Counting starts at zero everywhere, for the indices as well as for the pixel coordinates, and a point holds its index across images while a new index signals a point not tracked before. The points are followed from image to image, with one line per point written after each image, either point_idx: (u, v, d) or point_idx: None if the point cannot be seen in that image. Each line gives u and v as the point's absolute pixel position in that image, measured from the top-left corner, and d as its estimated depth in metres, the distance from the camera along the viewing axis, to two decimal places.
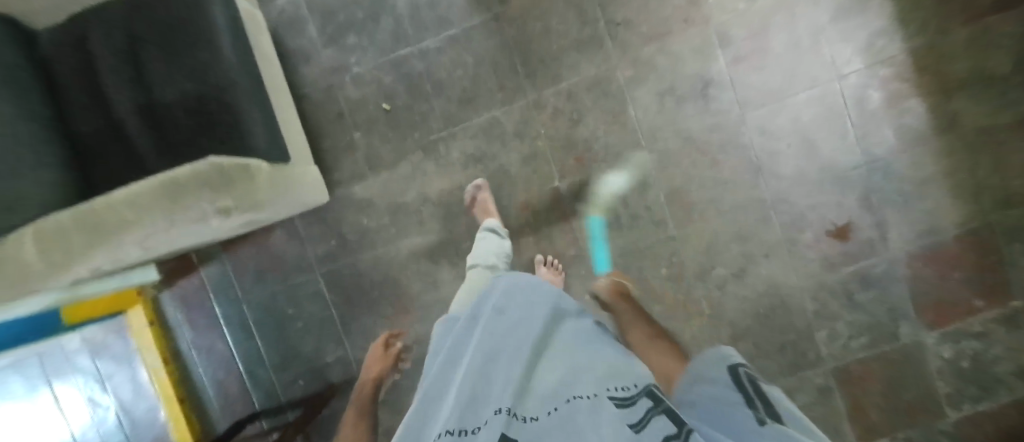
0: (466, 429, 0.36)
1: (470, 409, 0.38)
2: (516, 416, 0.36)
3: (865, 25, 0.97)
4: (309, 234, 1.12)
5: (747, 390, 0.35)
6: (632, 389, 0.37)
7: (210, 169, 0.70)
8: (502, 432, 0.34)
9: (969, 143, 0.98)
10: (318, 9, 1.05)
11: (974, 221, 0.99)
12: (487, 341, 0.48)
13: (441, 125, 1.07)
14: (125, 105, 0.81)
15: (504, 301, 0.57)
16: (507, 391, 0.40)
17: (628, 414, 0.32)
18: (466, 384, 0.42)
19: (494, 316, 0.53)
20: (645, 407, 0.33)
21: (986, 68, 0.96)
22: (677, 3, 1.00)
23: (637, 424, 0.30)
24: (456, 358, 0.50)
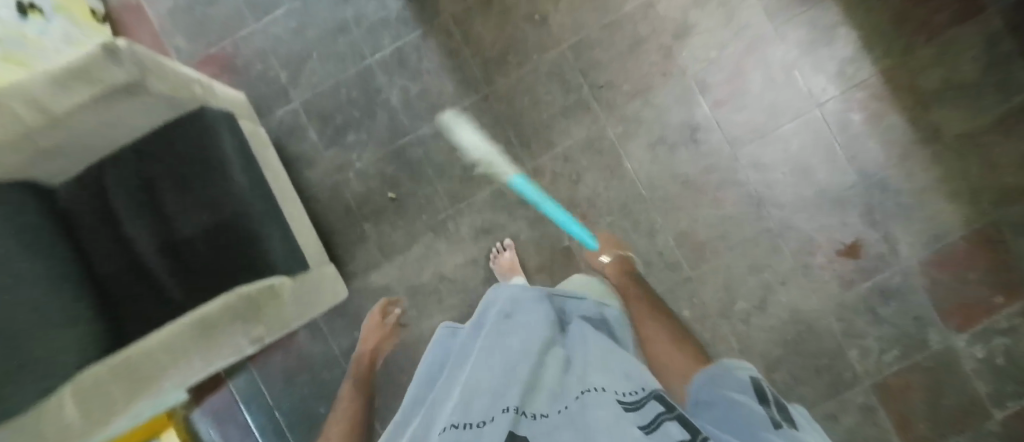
0: (479, 422, 0.43)
1: (478, 406, 0.45)
2: (522, 414, 0.44)
3: (833, 55, 1.03)
4: (330, 329, 1.12)
5: (761, 391, 0.46)
6: (639, 393, 0.45)
7: (240, 300, 0.71)
8: (510, 429, 0.41)
9: (955, 148, 1.02)
10: (315, 114, 1.10)
11: (975, 221, 1.02)
12: (494, 345, 0.58)
13: (447, 204, 1.10)
14: (146, 242, 0.84)
15: (507, 311, 0.68)
16: (513, 389, 0.47)
17: (635, 414, 0.40)
18: (477, 382, 0.50)
19: (498, 326, 0.64)
20: (655, 411, 0.41)
21: (953, 77, 1.02)
22: (653, 60, 1.06)
23: (648, 426, 0.38)
24: (465, 364, 0.60)
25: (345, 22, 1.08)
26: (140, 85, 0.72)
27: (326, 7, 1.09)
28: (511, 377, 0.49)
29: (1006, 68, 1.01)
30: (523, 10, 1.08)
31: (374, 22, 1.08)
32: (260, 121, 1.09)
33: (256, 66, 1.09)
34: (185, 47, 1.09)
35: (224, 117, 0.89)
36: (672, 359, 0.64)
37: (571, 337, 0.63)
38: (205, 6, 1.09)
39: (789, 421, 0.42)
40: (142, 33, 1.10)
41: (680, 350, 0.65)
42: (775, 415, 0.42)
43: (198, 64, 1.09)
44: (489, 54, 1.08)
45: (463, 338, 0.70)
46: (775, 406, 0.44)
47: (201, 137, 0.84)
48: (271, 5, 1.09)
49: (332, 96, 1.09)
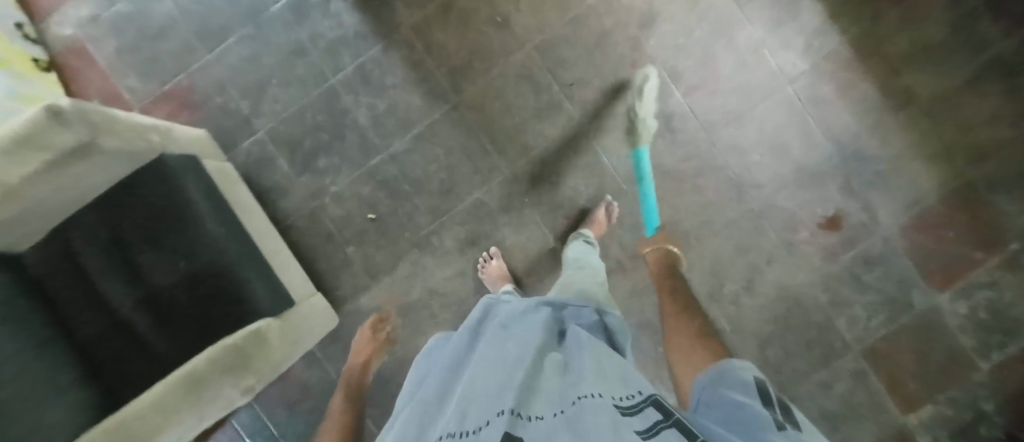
0: (469, 432, 0.32)
1: (469, 418, 0.35)
2: (519, 416, 0.34)
3: (800, 31, 1.02)
4: (326, 356, 1.11)
5: (766, 393, 0.40)
6: (635, 399, 0.37)
7: (224, 352, 0.72)
8: (507, 431, 0.30)
9: (927, 111, 1.03)
10: (283, 142, 1.07)
11: (951, 180, 1.04)
12: (488, 361, 0.50)
13: (429, 219, 1.09)
14: (123, 300, 0.82)
15: (503, 330, 0.61)
16: (508, 396, 0.37)
17: (638, 419, 0.31)
18: (467, 398, 0.40)
19: (493, 342, 0.57)
20: (654, 418, 0.32)
21: (921, 40, 1.01)
22: (622, 52, 1.04)
23: (651, 429, 0.29)
24: (457, 380, 0.51)
25: (302, 44, 1.05)
26: (91, 144, 0.69)
27: (280, 30, 1.04)
28: (505, 387, 0.40)
29: (971, 25, 1.01)
30: (484, 13, 1.05)
31: (332, 40, 1.05)
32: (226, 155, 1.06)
33: (215, 99, 1.06)
34: (138, 87, 1.05)
35: (187, 162, 0.87)
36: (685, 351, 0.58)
37: (568, 346, 0.56)
38: (153, 41, 1.04)
39: (796, 423, 0.36)
40: (93, 78, 1.05)
41: (695, 342, 0.59)
42: (779, 415, 0.37)
43: (155, 103, 1.06)
44: (455, 63, 1.06)
45: (453, 352, 0.61)
46: (781, 408, 0.38)
47: (166, 188, 0.82)
48: (222, 33, 1.05)
49: (298, 121, 1.06)
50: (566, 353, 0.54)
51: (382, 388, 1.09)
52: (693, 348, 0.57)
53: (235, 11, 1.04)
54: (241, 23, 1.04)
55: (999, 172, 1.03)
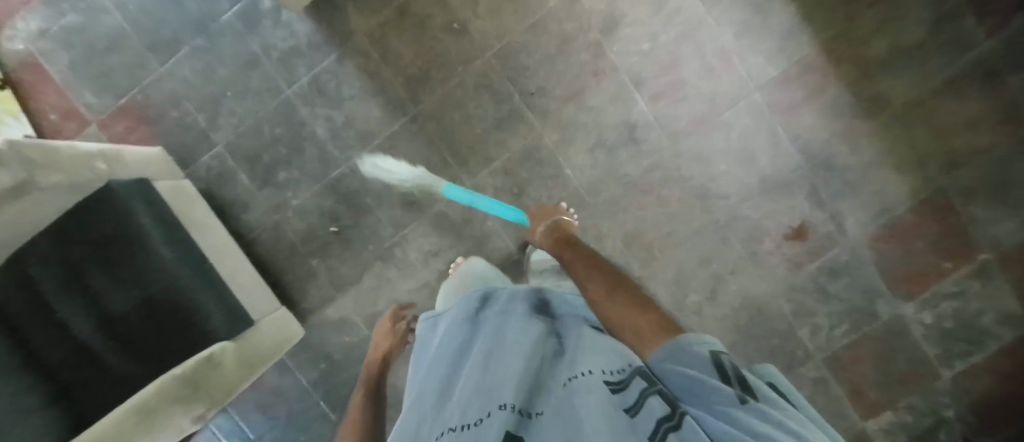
0: (471, 423, 0.34)
1: (473, 404, 0.37)
2: (522, 413, 0.35)
3: (769, 33, 0.97)
4: (297, 366, 1.13)
5: (725, 368, 0.37)
6: (625, 371, 0.38)
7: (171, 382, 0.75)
8: (508, 430, 0.32)
9: (901, 117, 0.98)
10: (242, 157, 1.06)
11: (924, 189, 1.00)
12: (485, 350, 0.46)
13: (392, 231, 1.08)
14: (84, 324, 0.81)
15: (506, 311, 0.55)
16: (511, 382, 0.38)
17: (623, 399, 0.33)
18: (471, 381, 0.41)
19: (492, 326, 0.51)
20: (637, 390, 0.35)
21: (899, 42, 0.96)
22: (583, 59, 1.01)
23: (631, 407, 0.32)
24: (460, 361, 0.47)
25: (255, 55, 1.02)
26: (30, 182, 0.72)
27: (232, 40, 1.02)
28: (505, 373, 0.40)
29: (955, 23, 0.94)
30: (440, 19, 1.01)
31: (284, 51, 1.02)
32: (186, 170, 1.06)
33: (171, 113, 1.04)
34: (94, 102, 1.04)
35: (137, 185, 0.87)
36: (610, 305, 0.54)
37: (565, 329, 0.51)
38: (104, 54, 1.03)
39: (760, 394, 0.34)
40: (47, 94, 1.04)
41: (614, 296, 0.56)
42: (741, 389, 0.34)
43: (111, 119, 1.05)
44: (412, 72, 1.02)
45: (451, 328, 0.54)
46: (740, 379, 0.35)
47: (116, 214, 0.82)
48: (173, 45, 1.02)
49: (255, 135, 1.05)
50: (561, 336, 0.49)
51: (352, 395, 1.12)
52: (620, 303, 0.54)
53: (185, 21, 1.01)
54: (191, 34, 1.02)
55: (974, 181, 0.99)
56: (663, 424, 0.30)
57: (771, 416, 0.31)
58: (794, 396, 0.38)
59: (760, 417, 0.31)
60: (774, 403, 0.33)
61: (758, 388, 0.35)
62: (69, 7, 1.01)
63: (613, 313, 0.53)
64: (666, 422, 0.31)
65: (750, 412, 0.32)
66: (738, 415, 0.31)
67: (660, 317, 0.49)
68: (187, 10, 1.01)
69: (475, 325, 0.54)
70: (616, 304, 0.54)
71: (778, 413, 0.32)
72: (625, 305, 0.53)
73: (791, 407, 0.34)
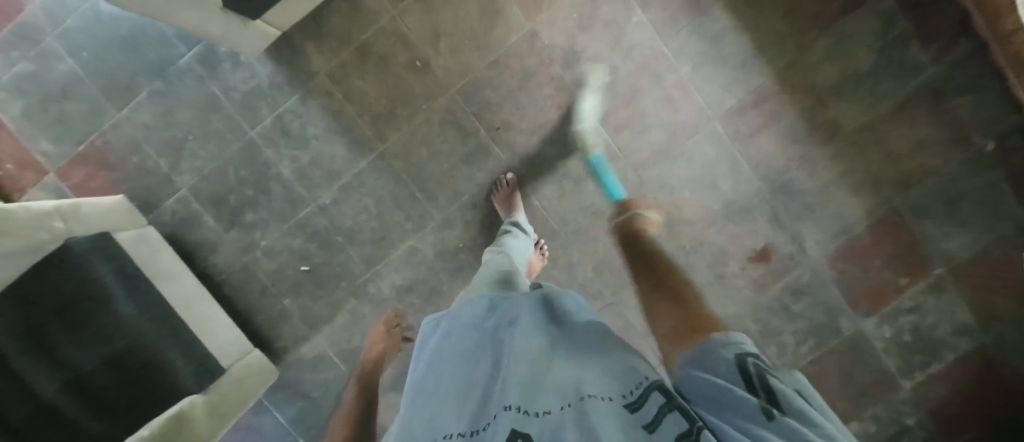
0: (477, 429, 0.34)
1: (480, 413, 0.36)
2: (526, 413, 0.33)
3: (725, 65, 1.00)
4: (274, 405, 1.13)
5: (751, 373, 0.32)
6: (641, 387, 0.35)
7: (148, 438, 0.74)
8: (513, 429, 0.31)
9: (856, 141, 1.01)
10: (207, 200, 1.05)
11: (881, 209, 1.03)
12: (496, 353, 0.43)
13: (364, 267, 1.08)
14: (48, 384, 0.75)
15: (518, 309, 0.51)
16: (517, 384, 0.37)
17: (641, 416, 0.31)
18: (477, 387, 0.39)
19: (505, 326, 0.48)
20: (654, 408, 0.32)
21: (851, 69, 0.99)
22: (547, 92, 1.02)
23: (651, 424, 0.30)
24: (466, 357, 0.44)
25: (216, 98, 1.01)
26: None
27: (191, 83, 1.01)
28: (513, 374, 0.38)
29: (903, 49, 0.97)
30: (402, 57, 1.00)
31: (245, 93, 1.01)
32: (151, 216, 1.05)
33: (132, 159, 1.03)
34: (51, 151, 1.02)
35: (97, 241, 0.85)
36: (655, 303, 0.49)
37: (581, 328, 0.47)
38: (60, 101, 1.00)
39: (794, 409, 0.29)
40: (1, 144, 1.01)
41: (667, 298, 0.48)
42: (770, 401, 0.29)
43: (69, 166, 1.02)
44: (376, 110, 1.02)
45: (460, 318, 0.51)
46: (767, 388, 0.30)
47: (75, 274, 0.80)
48: (131, 90, 1.01)
49: (219, 178, 1.04)
50: (575, 340, 0.45)
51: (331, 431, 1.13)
52: (668, 304, 0.47)
53: (143, 66, 1.00)
54: (149, 78, 1.00)
55: (927, 199, 1.01)
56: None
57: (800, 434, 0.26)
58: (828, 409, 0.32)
59: (784, 435, 0.26)
60: (808, 422, 0.28)
61: (790, 400, 0.30)
62: (19, 55, 0.98)
63: (654, 310, 0.48)
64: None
65: (779, 432, 0.27)
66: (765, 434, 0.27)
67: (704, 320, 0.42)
68: (144, 56, 0.99)
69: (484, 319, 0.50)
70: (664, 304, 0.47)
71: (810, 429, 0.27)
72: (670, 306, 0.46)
73: (826, 428, 0.28)
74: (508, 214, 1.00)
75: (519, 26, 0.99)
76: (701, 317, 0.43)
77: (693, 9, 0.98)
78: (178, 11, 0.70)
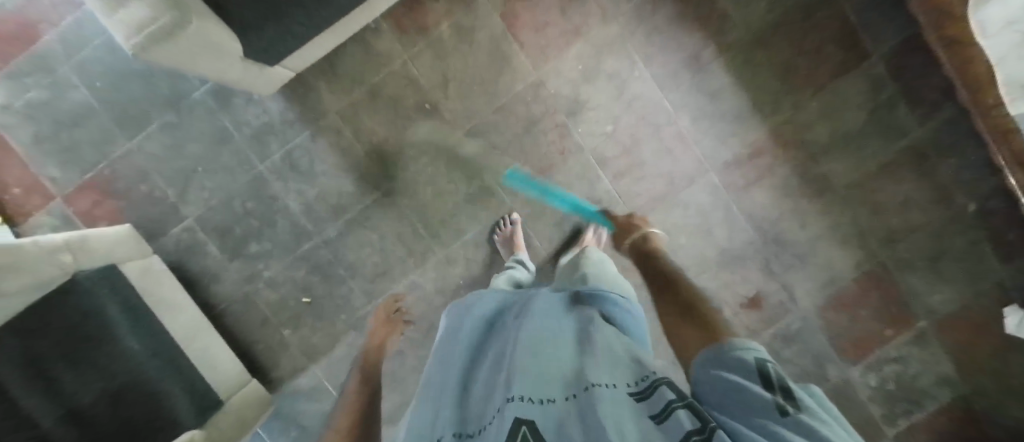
0: (483, 426, 0.34)
1: (485, 409, 0.37)
2: (530, 401, 0.34)
3: (722, 120, 1.04)
4: (267, 434, 1.13)
5: (769, 375, 0.33)
6: (645, 382, 0.36)
7: None
8: (517, 419, 0.31)
9: (846, 195, 1.05)
10: (213, 230, 1.06)
11: (868, 262, 1.07)
12: (497, 354, 0.46)
13: (364, 300, 1.09)
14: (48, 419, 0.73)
15: (517, 315, 0.54)
16: (519, 378, 0.37)
17: (649, 406, 0.32)
18: (481, 387, 0.41)
19: (503, 338, 0.49)
20: (664, 400, 0.32)
21: (841, 127, 1.03)
22: (551, 138, 1.05)
23: (659, 414, 0.31)
24: (471, 372, 0.46)
25: (227, 132, 1.03)
26: None
27: (204, 117, 1.03)
28: (511, 367, 0.40)
29: (890, 112, 1.02)
30: (412, 100, 1.03)
31: (256, 128, 1.03)
32: (155, 244, 1.06)
33: (140, 188, 1.04)
34: (59, 177, 1.03)
35: (103, 276, 0.85)
36: (679, 325, 0.48)
37: (577, 329, 0.48)
38: (71, 128, 1.01)
39: (804, 405, 0.30)
40: (9, 169, 1.02)
41: (690, 317, 0.48)
42: (783, 397, 0.30)
43: (76, 192, 1.03)
44: (384, 149, 1.05)
45: (465, 329, 0.55)
46: (784, 389, 0.31)
47: (86, 309, 0.81)
48: (143, 120, 1.02)
49: (226, 209, 1.05)
50: (570, 330, 0.47)
51: None
52: (691, 327, 0.45)
53: (156, 98, 1.02)
54: (161, 110, 1.02)
55: (912, 254, 1.05)
56: (691, 436, 0.28)
57: (811, 430, 0.27)
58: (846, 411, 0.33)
59: (802, 432, 0.27)
60: (820, 418, 0.29)
61: (804, 400, 0.31)
62: (33, 82, 1.00)
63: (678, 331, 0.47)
64: (694, 434, 0.28)
65: (794, 429, 0.27)
66: (779, 431, 0.28)
67: (721, 331, 0.42)
68: (158, 89, 1.02)
69: (484, 339, 0.53)
70: (683, 323, 0.48)
71: (825, 427, 0.28)
72: (693, 323, 0.46)
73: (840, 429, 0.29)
74: (510, 254, 1.03)
75: (526, 75, 1.03)
76: (722, 329, 0.43)
77: (693, 65, 1.03)
78: (203, 61, 0.71)
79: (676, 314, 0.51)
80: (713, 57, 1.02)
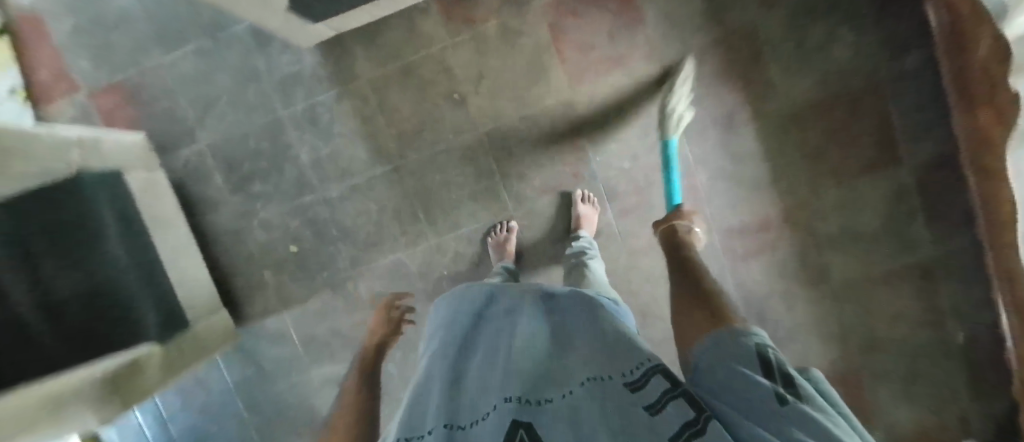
0: (477, 419, 0.33)
1: (478, 402, 0.36)
2: (527, 402, 0.33)
3: (739, 184, 1.03)
4: (226, 364, 1.16)
5: (770, 365, 0.32)
6: (641, 370, 0.34)
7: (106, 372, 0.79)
8: (515, 419, 0.30)
9: (842, 291, 1.04)
10: (221, 161, 1.08)
11: (844, 362, 1.06)
12: (491, 348, 0.45)
13: (349, 265, 1.11)
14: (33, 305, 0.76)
15: (510, 307, 0.52)
16: (515, 381, 0.36)
17: (644, 396, 0.30)
18: (475, 375, 0.40)
19: (499, 327, 0.49)
20: (660, 390, 0.30)
21: (854, 224, 1.02)
22: (567, 159, 1.05)
23: (653, 406, 0.29)
24: (465, 357, 0.45)
25: (258, 72, 1.04)
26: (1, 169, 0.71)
27: (239, 51, 1.04)
28: (509, 364, 0.39)
29: (908, 224, 1.00)
30: (443, 87, 1.03)
31: (287, 74, 1.04)
32: (165, 160, 1.08)
33: (162, 103, 1.06)
34: (89, 73, 1.05)
35: (106, 179, 0.87)
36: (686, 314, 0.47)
37: (573, 323, 0.47)
38: (109, 30, 1.03)
39: (802, 394, 0.29)
40: (43, 53, 1.04)
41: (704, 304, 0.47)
42: (780, 386, 0.29)
43: (101, 92, 1.05)
44: (403, 126, 1.05)
45: (454, 321, 0.53)
46: (784, 379, 0.30)
47: (83, 209, 0.82)
48: (180, 40, 1.04)
49: (239, 144, 1.07)
50: (567, 326, 0.47)
51: (274, 403, 1.16)
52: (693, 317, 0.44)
53: (196, 22, 1.03)
54: (199, 34, 1.03)
55: (890, 366, 1.04)
56: (686, 430, 0.26)
57: (807, 415, 0.26)
58: (840, 405, 0.32)
59: (805, 420, 0.26)
60: (819, 408, 0.28)
61: (803, 390, 0.29)
62: None
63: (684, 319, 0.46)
64: (688, 427, 0.26)
65: (793, 415, 0.26)
66: (775, 418, 0.26)
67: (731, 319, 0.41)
68: (201, 13, 1.02)
69: (480, 322, 0.52)
70: (697, 311, 0.46)
71: (825, 417, 0.27)
72: (702, 311, 0.45)
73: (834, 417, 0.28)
74: (498, 258, 1.03)
75: (560, 91, 1.03)
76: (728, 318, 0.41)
77: (724, 124, 1.02)
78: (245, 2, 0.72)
79: (689, 300, 0.49)
80: (746, 122, 1.01)
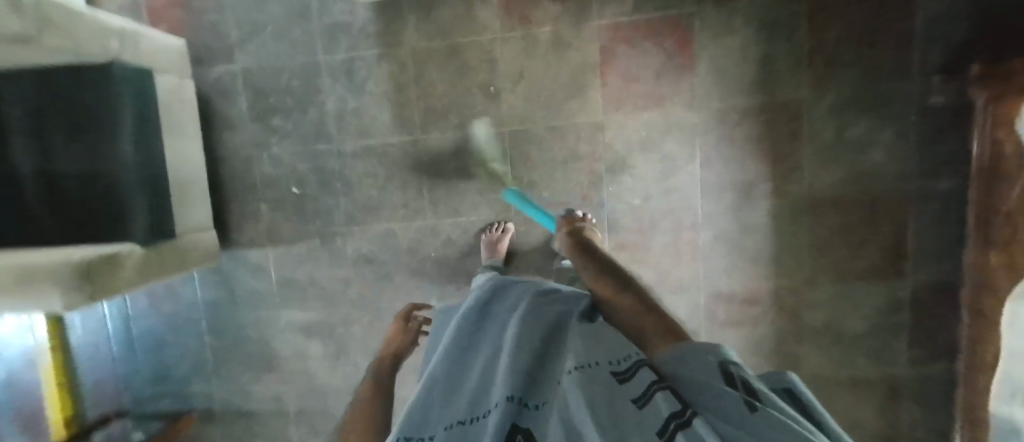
0: (478, 416, 0.33)
1: (479, 399, 0.35)
2: (525, 404, 0.32)
3: (740, 251, 1.03)
4: (200, 280, 1.17)
5: (737, 376, 0.27)
6: (628, 361, 0.32)
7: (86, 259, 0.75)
8: (513, 424, 0.30)
9: (809, 383, 1.04)
10: (250, 87, 1.09)
11: None
12: (493, 340, 0.43)
13: (343, 221, 1.12)
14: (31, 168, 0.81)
15: (512, 301, 0.51)
16: (507, 370, 0.35)
17: (628, 389, 0.28)
18: (476, 370, 0.39)
19: (500, 322, 0.47)
20: (648, 381, 0.29)
21: (840, 322, 1.02)
22: (580, 181, 1.05)
23: (641, 399, 0.27)
24: (465, 351, 0.44)
25: (309, 12, 1.05)
26: (35, 39, 0.71)
27: None
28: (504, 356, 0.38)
29: (890, 339, 1.00)
30: (481, 76, 1.04)
31: (336, 22, 1.05)
32: (198, 71, 1.09)
33: (210, 16, 1.07)
34: None
35: (137, 76, 0.87)
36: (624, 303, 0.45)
37: (566, 306, 0.45)
38: None
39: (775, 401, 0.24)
40: None
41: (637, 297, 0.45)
42: (749, 393, 0.25)
43: None
44: (433, 104, 1.05)
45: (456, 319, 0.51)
46: (754, 387, 0.26)
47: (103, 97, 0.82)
48: None
49: (271, 76, 1.08)
50: (559, 306, 0.45)
51: (237, 330, 1.18)
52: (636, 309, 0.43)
53: None
54: None
55: None
56: (671, 424, 0.24)
57: (785, 426, 0.22)
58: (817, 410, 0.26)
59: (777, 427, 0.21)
60: (793, 415, 0.23)
61: (775, 398, 0.25)
62: None
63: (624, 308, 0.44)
64: (674, 421, 0.24)
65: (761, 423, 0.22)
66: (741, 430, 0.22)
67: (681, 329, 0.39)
68: None
69: (481, 317, 0.50)
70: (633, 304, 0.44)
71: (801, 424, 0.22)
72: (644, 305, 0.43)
73: (812, 428, 0.23)
74: (487, 255, 1.03)
75: (593, 113, 1.03)
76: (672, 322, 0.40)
77: (743, 190, 1.01)
78: None
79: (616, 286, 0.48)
80: (765, 195, 1.01)
